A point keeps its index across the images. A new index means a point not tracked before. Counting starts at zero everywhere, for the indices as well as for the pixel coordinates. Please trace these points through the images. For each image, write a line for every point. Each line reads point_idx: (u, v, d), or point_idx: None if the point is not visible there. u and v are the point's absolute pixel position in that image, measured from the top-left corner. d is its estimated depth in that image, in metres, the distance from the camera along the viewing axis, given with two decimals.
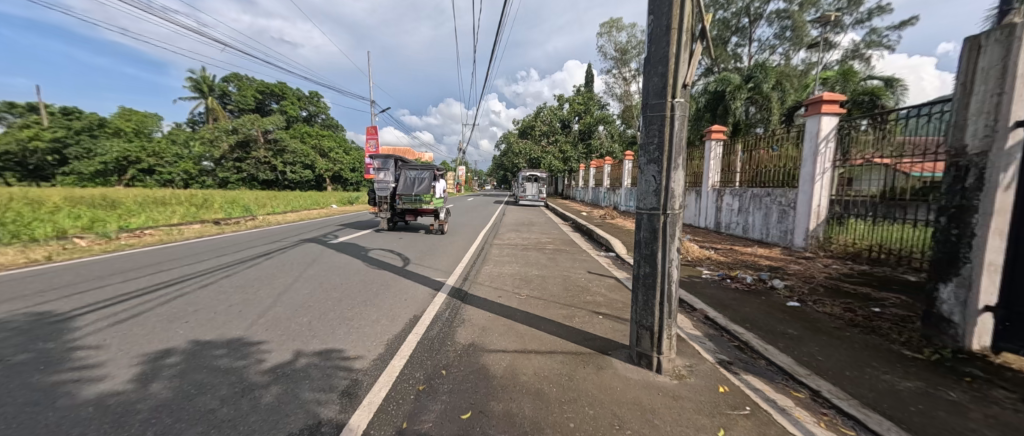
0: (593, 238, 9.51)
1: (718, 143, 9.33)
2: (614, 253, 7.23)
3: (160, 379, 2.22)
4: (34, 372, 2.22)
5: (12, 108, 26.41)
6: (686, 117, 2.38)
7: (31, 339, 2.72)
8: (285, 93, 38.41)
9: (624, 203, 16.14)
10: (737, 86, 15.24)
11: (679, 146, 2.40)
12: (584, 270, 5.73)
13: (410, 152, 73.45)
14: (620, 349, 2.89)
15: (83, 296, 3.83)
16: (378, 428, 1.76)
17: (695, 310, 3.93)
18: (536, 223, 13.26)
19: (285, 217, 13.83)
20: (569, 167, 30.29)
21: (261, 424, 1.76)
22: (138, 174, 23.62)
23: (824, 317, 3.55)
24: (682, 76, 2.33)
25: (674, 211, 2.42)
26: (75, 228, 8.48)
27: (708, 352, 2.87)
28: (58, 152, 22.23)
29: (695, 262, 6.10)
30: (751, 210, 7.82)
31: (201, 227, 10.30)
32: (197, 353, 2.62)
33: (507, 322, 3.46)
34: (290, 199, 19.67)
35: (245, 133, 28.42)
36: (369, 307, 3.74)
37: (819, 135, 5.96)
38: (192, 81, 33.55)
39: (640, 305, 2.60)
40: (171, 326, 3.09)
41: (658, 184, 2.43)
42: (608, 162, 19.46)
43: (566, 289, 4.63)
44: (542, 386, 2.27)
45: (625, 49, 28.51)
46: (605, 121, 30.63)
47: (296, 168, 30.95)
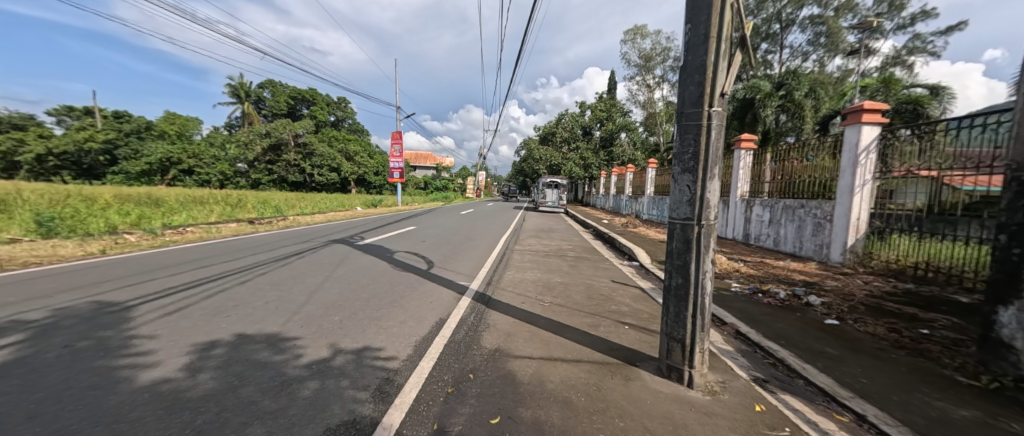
0: (615, 247, 9.32)
1: (747, 152, 8.99)
2: (638, 262, 7.08)
3: (206, 369, 2.33)
4: (97, 357, 2.39)
5: (72, 111, 28.81)
6: (724, 127, 2.35)
7: (92, 327, 2.93)
8: (315, 98, 40.24)
9: (647, 211, 15.82)
10: (767, 95, 14.73)
11: (717, 155, 2.36)
12: (607, 279, 5.66)
13: (431, 157, 75.11)
14: (648, 360, 2.84)
15: (135, 288, 4.07)
16: (411, 428, 1.80)
17: (725, 323, 3.82)
18: (557, 230, 13.17)
19: (314, 218, 14.34)
20: (589, 174, 30.14)
21: (300, 418, 1.83)
22: (178, 174, 25.48)
23: (864, 336, 3.38)
24: (721, 84, 2.29)
25: (709, 222, 2.38)
26: (124, 224, 9.07)
27: (741, 368, 2.78)
28: (109, 152, 24.05)
29: (724, 275, 5.91)
30: (783, 222, 7.55)
31: (237, 226, 10.79)
32: (238, 346, 2.74)
33: (532, 328, 3.45)
34: (316, 201, 20.26)
35: (277, 137, 29.80)
36: (396, 308, 3.80)
37: (859, 146, 5.67)
38: (231, 87, 35.64)
39: (671, 317, 2.55)
40: (214, 319, 3.26)
41: (693, 194, 2.40)
42: (631, 170, 19.15)
43: (589, 297, 4.58)
44: (570, 394, 2.26)
45: (649, 55, 28.18)
46: (627, 128, 30.20)
47: (323, 171, 31.81)
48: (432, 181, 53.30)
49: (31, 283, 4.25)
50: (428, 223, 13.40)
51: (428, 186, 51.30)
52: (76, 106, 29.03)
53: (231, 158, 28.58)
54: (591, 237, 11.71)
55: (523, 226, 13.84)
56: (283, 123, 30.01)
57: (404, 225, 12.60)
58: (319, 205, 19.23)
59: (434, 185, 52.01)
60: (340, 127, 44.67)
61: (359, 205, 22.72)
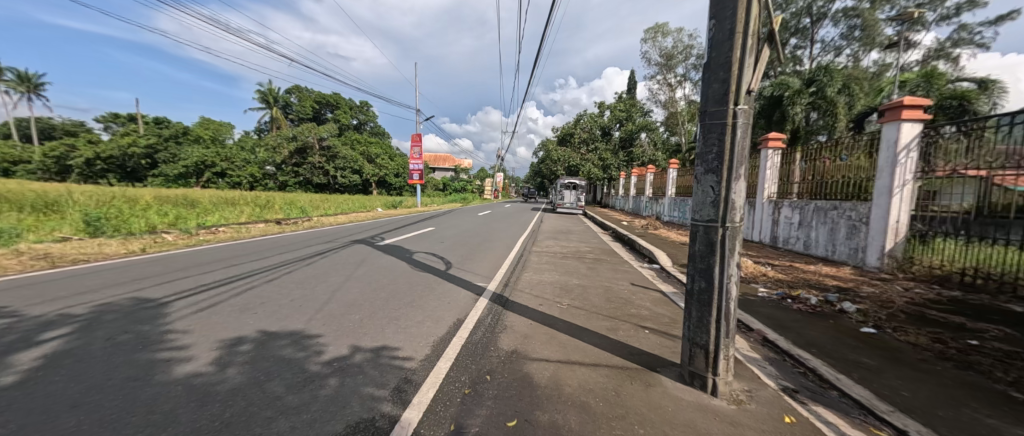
0: (635, 249, 9.15)
1: (775, 152, 8.64)
2: (659, 265, 6.91)
3: (235, 364, 2.44)
4: (136, 350, 2.55)
5: (117, 118, 30.97)
6: (751, 125, 2.27)
7: (133, 321, 3.13)
8: (339, 102, 41.58)
9: (668, 213, 15.45)
10: (797, 91, 14.17)
11: (743, 154, 2.28)
12: (627, 282, 5.55)
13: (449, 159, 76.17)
14: (669, 366, 2.77)
15: (170, 286, 4.31)
16: (429, 428, 1.82)
17: (751, 330, 3.68)
18: (575, 232, 13.06)
19: (336, 219, 14.80)
20: (608, 175, 29.75)
21: (322, 414, 1.89)
22: (212, 177, 26.97)
23: (904, 346, 3.17)
24: (747, 81, 2.20)
25: (734, 224, 2.30)
26: (162, 224, 9.64)
27: (769, 377, 2.67)
28: (150, 156, 25.69)
29: (749, 279, 5.69)
30: (814, 224, 7.20)
31: (265, 226, 11.26)
32: (265, 342, 2.85)
33: (549, 330, 3.43)
34: (338, 202, 20.93)
35: (303, 140, 30.99)
36: (414, 308, 3.86)
37: (898, 144, 5.34)
38: (260, 93, 37.33)
39: (693, 321, 2.49)
40: (243, 316, 3.41)
41: (716, 195, 2.33)
42: (651, 170, 18.79)
43: (608, 300, 4.50)
44: (588, 399, 2.23)
45: (670, 54, 27.57)
46: (647, 128, 29.66)
47: (346, 173, 32.86)
48: (450, 183, 54.01)
49: (79, 279, 4.57)
50: (447, 224, 13.58)
51: (447, 188, 52.09)
52: (122, 114, 31.18)
53: (260, 161, 29.93)
54: (610, 238, 11.53)
55: (540, 228, 13.81)
56: (309, 127, 31.23)
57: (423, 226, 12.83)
58: (341, 206, 19.83)
59: (452, 186, 52.72)
60: (362, 130, 45.99)
61: (380, 206, 23.28)
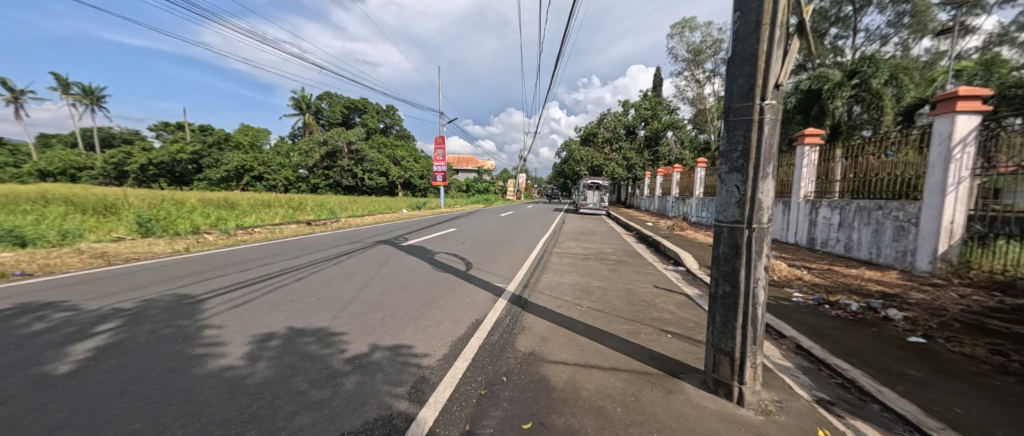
0: (660, 250, 8.90)
1: (813, 148, 8.17)
2: (685, 267, 6.69)
3: (264, 358, 2.56)
4: (177, 343, 2.73)
5: (168, 127, 33.55)
6: (780, 121, 2.14)
7: (175, 316, 3.36)
8: (366, 107, 43.02)
9: (696, 213, 14.94)
10: (838, 84, 13.30)
11: (771, 152, 2.16)
12: (650, 285, 5.40)
13: (472, 160, 77.07)
14: (692, 372, 2.66)
15: (209, 283, 4.60)
16: (444, 428, 1.84)
17: (783, 336, 3.48)
18: (598, 233, 12.87)
19: (363, 220, 15.32)
20: (632, 175, 29.11)
21: (341, 410, 1.94)
22: (251, 180, 28.53)
23: (958, 358, 2.89)
24: (775, 75, 2.09)
25: (761, 225, 2.18)
26: (205, 225, 10.33)
27: (801, 387, 2.50)
28: (196, 161, 27.62)
29: (783, 283, 5.39)
30: (856, 225, 6.73)
31: (298, 227, 11.83)
32: (292, 338, 2.98)
33: (568, 333, 3.39)
34: (365, 204, 21.67)
35: (333, 145, 32.24)
36: (434, 308, 3.93)
37: (952, 139, 4.91)
38: (295, 100, 39.30)
39: (718, 327, 2.38)
40: (273, 313, 3.59)
41: (742, 195, 2.21)
42: (678, 170, 18.23)
43: (629, 303, 4.40)
44: (605, 404, 2.17)
45: (698, 49, 26.65)
46: (674, 126, 28.81)
47: (373, 175, 33.65)
48: (474, 184, 54.66)
49: (130, 277, 4.96)
50: (469, 225, 13.77)
51: (470, 189, 52.73)
52: (172, 122, 33.78)
53: (294, 164, 31.43)
54: (633, 240, 11.28)
55: (563, 229, 13.71)
56: (338, 132, 32.59)
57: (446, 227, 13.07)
58: (369, 207, 20.51)
59: (475, 187, 53.34)
60: (388, 133, 47.42)
61: (406, 207, 23.89)
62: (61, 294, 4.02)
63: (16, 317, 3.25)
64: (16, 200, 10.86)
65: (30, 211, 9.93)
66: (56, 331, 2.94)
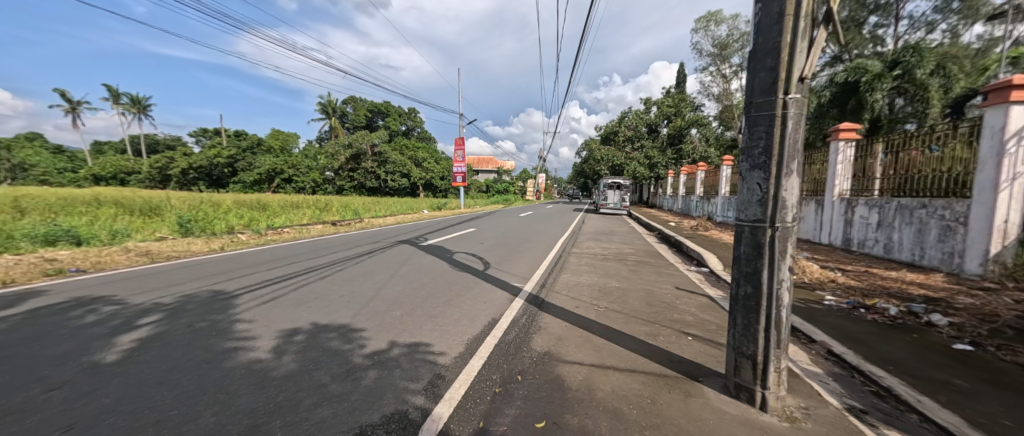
0: (682, 251, 8.68)
1: (848, 144, 7.73)
2: (708, 268, 6.48)
3: (290, 352, 2.69)
4: (211, 337, 2.91)
5: (206, 132, 35.65)
6: (805, 115, 2.04)
7: (210, 311, 3.57)
8: (388, 110, 44.15)
9: (722, 213, 14.47)
10: (878, 75, 12.51)
11: (795, 148, 2.07)
12: (671, 286, 5.28)
13: (491, 161, 77.57)
14: (712, 376, 2.58)
15: (241, 280, 4.85)
16: (458, 424, 1.87)
17: (813, 341, 3.31)
18: (619, 233, 12.69)
19: (386, 221, 15.73)
20: (654, 174, 28.47)
21: (360, 404, 2.01)
22: (281, 183, 29.95)
23: (1010, 368, 2.67)
24: (800, 68, 2.00)
25: (785, 224, 2.09)
26: (239, 225, 10.90)
27: (831, 394, 2.38)
28: (231, 165, 29.19)
29: (814, 286, 5.13)
30: (896, 225, 6.33)
31: (323, 227, 12.28)
32: (316, 333, 3.11)
33: (584, 333, 3.36)
34: (388, 204, 22.25)
35: (357, 147, 33.19)
36: (451, 306, 3.99)
37: (1005, 132, 4.54)
38: (322, 105, 40.87)
39: (739, 329, 2.30)
40: (299, 309, 3.75)
41: (764, 193, 2.14)
42: (702, 168, 17.69)
43: (649, 304, 4.31)
44: (621, 405, 2.15)
45: (725, 43, 25.76)
46: (698, 123, 28.00)
47: (395, 176, 34.59)
48: (493, 185, 55.01)
49: (171, 273, 5.31)
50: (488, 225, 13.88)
51: (489, 190, 53.13)
52: (210, 129, 35.88)
53: (321, 167, 32.66)
54: (655, 240, 11.04)
55: (582, 229, 13.59)
56: (363, 135, 33.47)
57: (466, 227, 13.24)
58: (391, 208, 21.04)
59: (495, 188, 53.67)
60: (410, 136, 48.47)
61: (426, 208, 24.32)
62: (111, 289, 4.35)
63: (71, 310, 3.55)
64: (74, 203, 11.83)
65: (86, 212, 10.81)
66: (106, 323, 3.19)
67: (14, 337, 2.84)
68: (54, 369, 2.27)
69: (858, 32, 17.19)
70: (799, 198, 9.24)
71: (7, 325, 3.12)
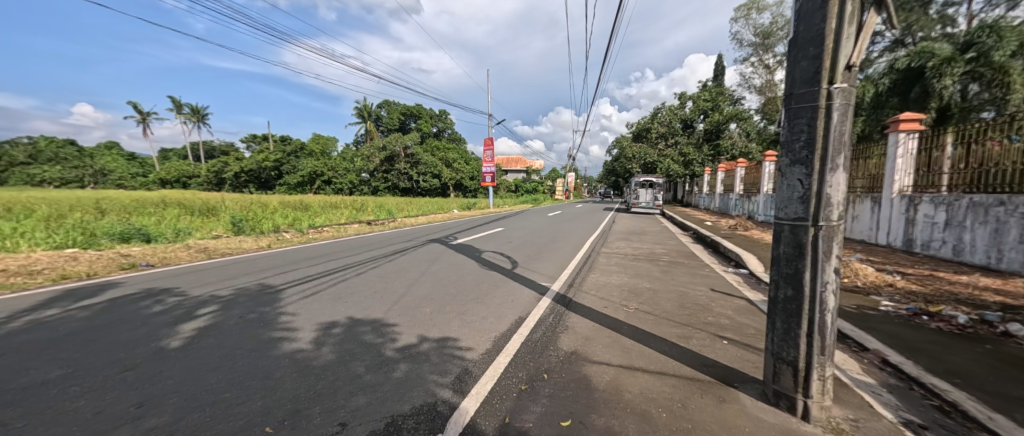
0: (719, 251, 8.29)
1: (910, 135, 6.99)
2: (747, 270, 6.16)
3: (328, 344, 2.86)
4: (258, 327, 3.16)
5: (256, 138, 38.47)
6: (853, 106, 1.90)
7: (258, 303, 3.87)
8: (420, 113, 45.47)
9: (764, 212, 13.65)
10: (947, 59, 11.30)
11: (842, 140, 1.93)
12: (706, 287, 5.06)
13: (519, 161, 77.86)
14: (749, 382, 2.46)
15: (285, 276, 5.21)
16: (484, 418, 1.91)
17: (865, 349, 3.06)
18: (651, 232, 12.32)
19: (417, 220, 16.22)
20: (689, 171, 27.35)
21: (391, 395, 2.10)
22: (322, 184, 31.75)
23: None
24: (847, 54, 1.86)
25: (831, 222, 1.95)
26: (284, 224, 11.67)
27: (885, 407, 2.20)
28: (278, 168, 31.34)
29: (869, 290, 4.73)
30: (969, 224, 5.69)
31: (359, 226, 12.88)
32: (352, 327, 3.28)
33: (612, 334, 3.30)
34: (420, 204, 22.96)
35: (391, 150, 34.46)
36: (479, 304, 4.06)
37: None
38: (359, 110, 42.83)
39: (779, 333, 2.18)
40: (336, 303, 3.97)
41: (806, 189, 2.01)
42: (742, 164, 16.78)
43: (681, 306, 4.17)
44: (649, 408, 2.10)
45: (768, 31, 24.05)
46: (738, 117, 26.58)
47: (427, 177, 35.33)
48: (522, 185, 55.11)
49: (225, 269, 5.79)
50: (516, 224, 13.94)
51: (518, 190, 53.33)
52: (259, 135, 38.69)
53: (357, 169, 34.25)
54: (689, 240, 10.62)
55: (613, 228, 13.32)
56: (396, 137, 34.66)
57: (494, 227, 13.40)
58: (423, 208, 21.66)
59: (524, 188, 53.79)
60: (441, 137, 49.66)
61: (456, 207, 24.82)
62: (175, 282, 4.83)
63: (143, 300, 3.98)
64: (145, 204, 13.19)
65: (154, 213, 12.00)
66: (170, 312, 3.54)
67: (96, 323, 3.22)
68: (128, 353, 2.56)
69: (923, 11, 14.79)
70: (852, 195, 8.53)
71: (91, 312, 3.55)
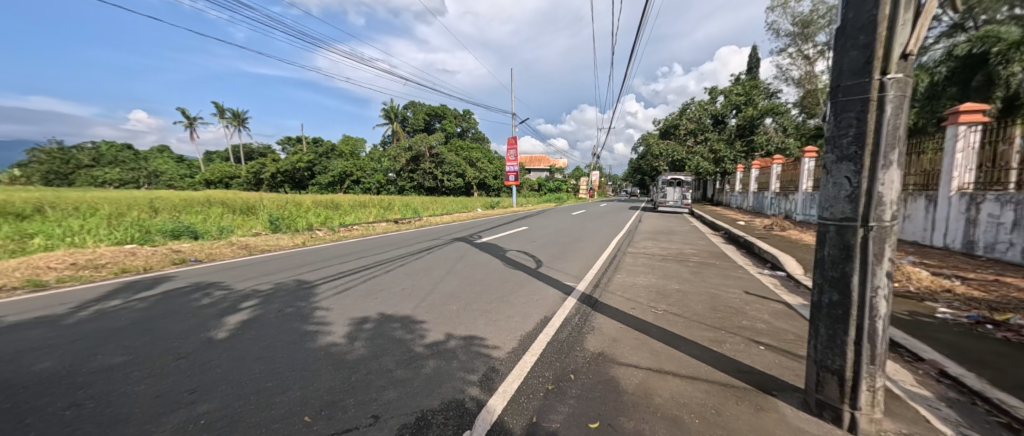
0: (753, 252, 7.93)
1: (975, 127, 6.39)
2: (784, 272, 5.86)
3: (360, 338, 2.97)
4: (296, 321, 3.32)
5: (290, 140, 40.47)
6: (909, 98, 1.76)
7: (295, 298, 4.07)
8: (445, 113, 46.22)
9: (803, 211, 12.94)
10: (1016, 43, 10.25)
11: (897, 135, 1.80)
12: (739, 290, 4.86)
13: (542, 159, 77.54)
14: (788, 390, 2.34)
15: (318, 272, 5.45)
16: (512, 416, 1.93)
17: (920, 360, 2.84)
18: (678, 232, 11.95)
19: (442, 219, 16.50)
20: (720, 169, 26.19)
21: (421, 390, 2.15)
22: (351, 184, 32.97)
23: None
24: (903, 42, 1.72)
25: (884, 223, 1.83)
26: (316, 223, 12.21)
27: (943, 422, 2.03)
28: (311, 169, 32.85)
29: (923, 296, 4.38)
30: None
31: (386, 225, 13.27)
32: (382, 323, 3.38)
33: (640, 336, 3.24)
34: (445, 203, 23.38)
35: (416, 150, 35.22)
36: (504, 303, 4.08)
37: None
38: (386, 112, 44.10)
39: (822, 340, 2.07)
40: (367, 299, 4.11)
41: (854, 187, 1.89)
42: (778, 161, 15.96)
43: (713, 309, 4.02)
44: (681, 413, 2.04)
45: (808, 20, 21.59)
46: (773, 112, 25.26)
47: (451, 177, 35.81)
48: (545, 183, 54.84)
49: (264, 264, 6.13)
50: (540, 223, 13.91)
51: (541, 188, 53.09)
52: (293, 137, 40.65)
53: (384, 169, 35.30)
54: (720, 240, 10.22)
55: (639, 228, 13.03)
56: (421, 138, 35.38)
57: (518, 225, 13.42)
58: (447, 207, 22.04)
59: (547, 186, 53.52)
60: (464, 137, 50.27)
61: (479, 206, 25.06)
62: (221, 276, 5.17)
63: (193, 293, 4.28)
64: (193, 203, 14.18)
65: (201, 212, 12.86)
66: (217, 305, 3.79)
67: (152, 314, 3.50)
68: (181, 342, 2.77)
69: None
70: (904, 193, 7.90)
71: (148, 303, 3.86)
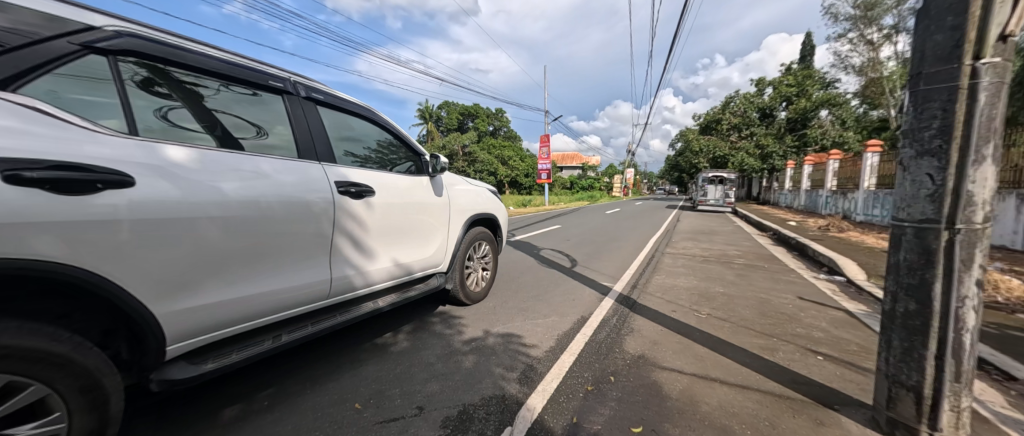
0: (806, 255, 7.40)
1: None
2: (843, 277, 5.41)
3: (402, 331, 3.08)
4: None
5: None
6: (1006, 85, 1.57)
7: None
8: (478, 112, 46.87)
9: (864, 211, 11.91)
10: None
11: (990, 127, 1.60)
12: (792, 295, 4.55)
13: (572, 157, 76.51)
14: (852, 405, 2.17)
15: None
16: (553, 415, 1.93)
17: (1014, 380, 2.52)
18: (721, 232, 11.38)
19: None
20: (768, 165, 23.98)
21: (461, 384, 2.20)
22: None
23: None
24: (1001, 21, 1.53)
25: (974, 226, 1.64)
26: None
27: None
28: None
29: (1016, 308, 3.87)
30: None
31: None
32: (422, 317, 3.50)
33: (684, 340, 3.12)
34: None
35: (450, 149, 36.03)
36: (540, 302, 4.08)
37: None
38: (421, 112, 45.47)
39: (896, 353, 1.89)
40: None
41: (938, 185, 1.69)
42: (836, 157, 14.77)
43: (763, 314, 3.80)
44: (730, 422, 1.96)
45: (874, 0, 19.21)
46: (830, 103, 23.35)
47: (484, 175, 36.42)
48: (577, 182, 54.04)
49: None
50: (574, 222, 13.77)
51: (573, 187, 52.46)
52: None
53: None
54: (768, 241, 9.63)
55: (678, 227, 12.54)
56: (455, 137, 36.16)
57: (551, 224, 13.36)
58: None
59: (579, 185, 52.74)
60: (496, 136, 50.73)
61: (512, 204, 25.23)
62: None
63: None
64: None
65: None
66: None
67: None
68: None
69: None
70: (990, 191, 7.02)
71: None
